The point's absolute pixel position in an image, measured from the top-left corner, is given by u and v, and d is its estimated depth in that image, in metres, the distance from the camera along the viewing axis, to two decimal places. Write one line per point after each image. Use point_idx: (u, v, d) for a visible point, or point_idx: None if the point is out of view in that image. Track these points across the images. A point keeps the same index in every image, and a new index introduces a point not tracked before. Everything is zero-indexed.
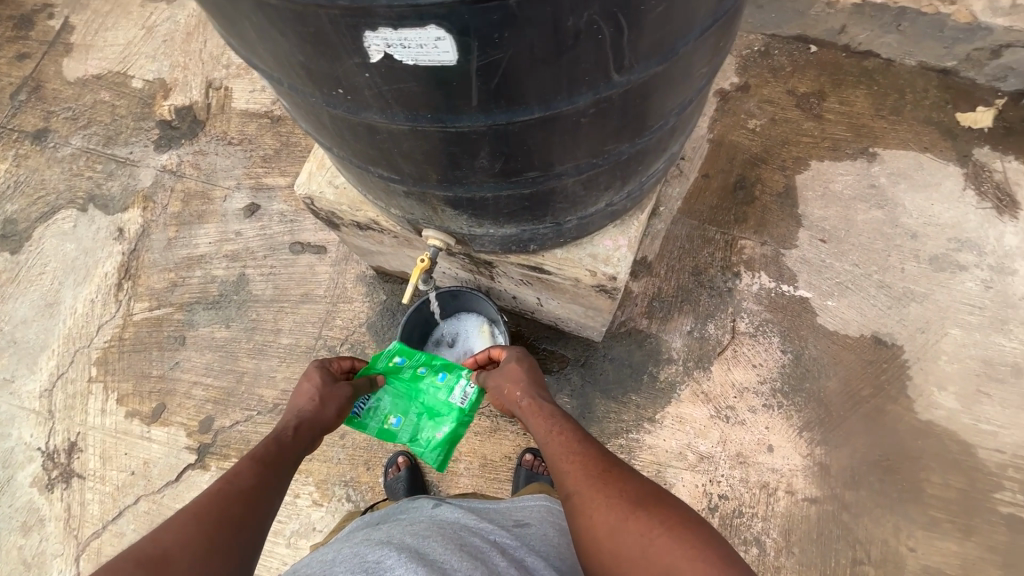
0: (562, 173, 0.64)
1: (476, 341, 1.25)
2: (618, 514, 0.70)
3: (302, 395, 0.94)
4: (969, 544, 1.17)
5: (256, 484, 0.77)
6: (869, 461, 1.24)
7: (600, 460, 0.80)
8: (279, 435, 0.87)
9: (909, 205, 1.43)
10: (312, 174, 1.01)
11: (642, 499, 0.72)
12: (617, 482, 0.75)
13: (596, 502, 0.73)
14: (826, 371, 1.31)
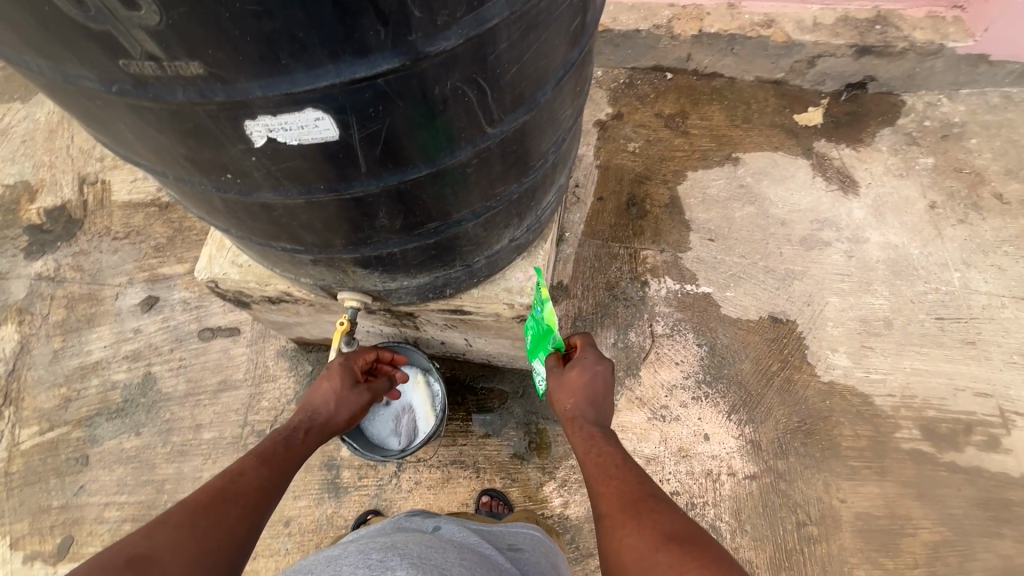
0: (461, 219, 0.69)
1: (410, 391, 1.28)
2: (647, 542, 0.72)
3: (319, 396, 1.00)
4: (886, 483, 1.31)
5: (257, 484, 0.80)
6: (791, 429, 1.36)
7: (638, 492, 0.82)
8: (288, 436, 0.92)
9: (774, 197, 1.63)
10: (213, 257, 0.98)
11: (675, 533, 0.72)
12: (650, 514, 0.76)
13: (628, 526, 0.75)
14: (738, 355, 1.44)
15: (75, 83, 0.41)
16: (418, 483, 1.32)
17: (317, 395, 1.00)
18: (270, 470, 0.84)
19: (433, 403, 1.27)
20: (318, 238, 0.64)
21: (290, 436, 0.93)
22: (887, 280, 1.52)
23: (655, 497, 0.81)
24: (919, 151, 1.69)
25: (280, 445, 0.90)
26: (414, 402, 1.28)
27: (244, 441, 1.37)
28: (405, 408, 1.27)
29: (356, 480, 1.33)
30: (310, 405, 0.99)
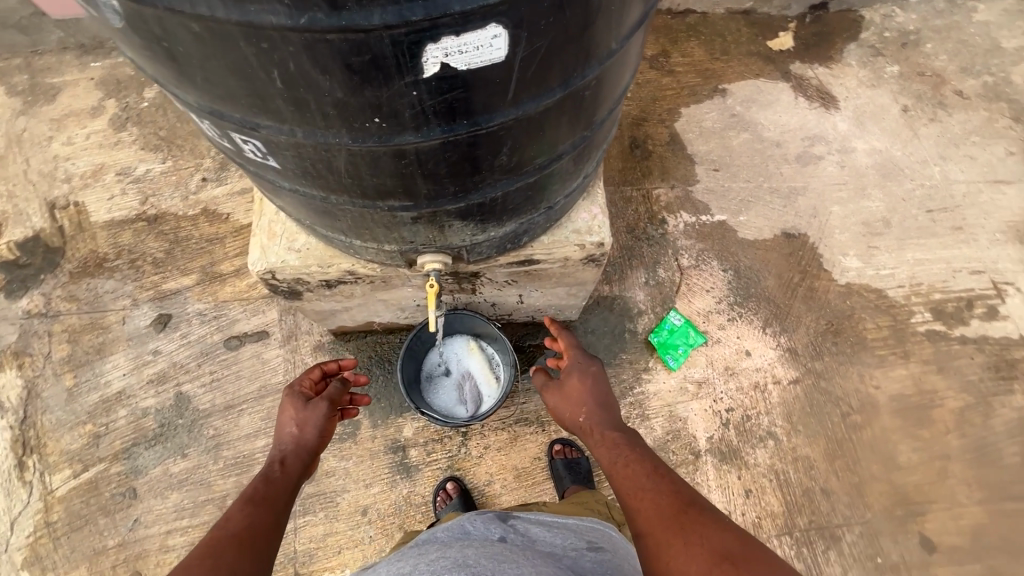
0: (562, 153, 0.69)
1: (466, 358, 1.28)
2: (698, 563, 0.66)
3: (284, 420, 0.91)
4: (911, 364, 1.43)
5: (247, 525, 0.72)
6: (821, 331, 1.45)
7: (676, 503, 0.76)
8: (267, 473, 0.84)
9: (764, 121, 1.70)
10: (266, 247, 0.94)
11: (729, 550, 0.67)
12: (697, 527, 0.71)
13: (674, 547, 0.69)
14: (762, 273, 1.51)
15: (248, 23, 0.38)
16: (487, 447, 1.32)
17: (281, 424, 0.91)
18: (261, 508, 0.76)
19: (491, 365, 1.28)
20: (435, 189, 0.63)
21: (267, 473, 0.83)
22: (878, 183, 1.63)
23: (698, 507, 0.75)
24: (884, 61, 1.80)
25: (258, 485, 0.80)
26: (472, 369, 1.27)
27: None
28: (464, 375, 1.26)
29: (424, 457, 1.32)
30: (278, 435, 0.90)
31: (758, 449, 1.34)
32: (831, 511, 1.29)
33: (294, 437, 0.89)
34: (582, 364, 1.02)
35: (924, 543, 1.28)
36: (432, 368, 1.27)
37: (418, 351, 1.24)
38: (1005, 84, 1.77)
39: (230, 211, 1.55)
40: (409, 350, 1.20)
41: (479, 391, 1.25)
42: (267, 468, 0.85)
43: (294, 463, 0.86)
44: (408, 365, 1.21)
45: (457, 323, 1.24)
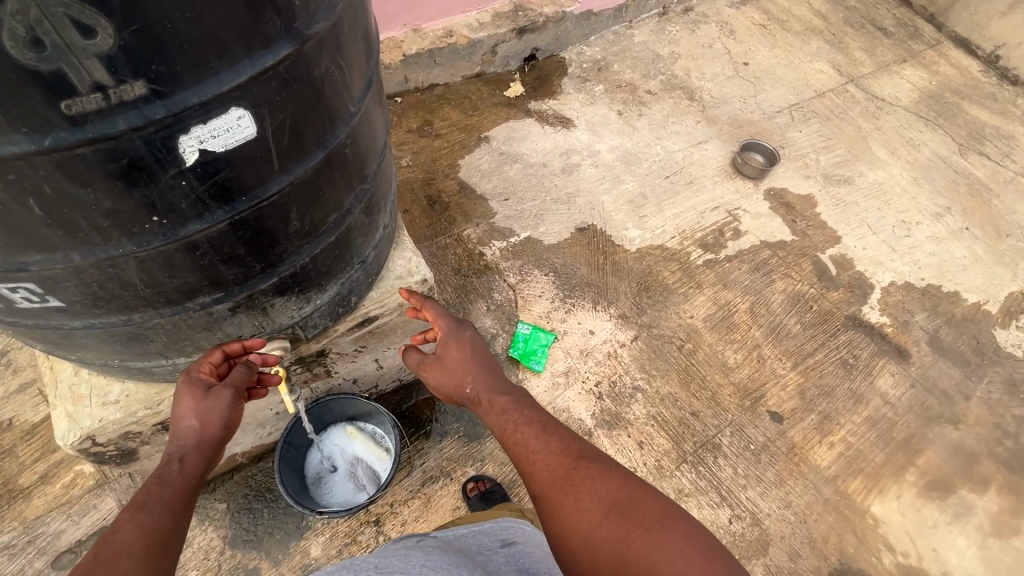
0: (350, 208, 0.78)
1: (348, 445, 1.24)
2: (590, 517, 0.75)
3: (180, 410, 0.71)
4: (705, 289, 1.78)
5: (138, 538, 0.58)
6: (636, 292, 1.73)
7: (566, 461, 0.83)
8: (161, 474, 0.67)
9: (527, 151, 2.03)
10: (74, 413, 0.85)
11: (616, 499, 0.76)
12: (585, 482, 0.79)
13: (568, 506, 0.78)
14: (575, 265, 1.76)
15: None
16: (405, 522, 1.28)
17: (178, 412, 0.71)
18: (153, 515, 0.61)
19: (376, 440, 1.26)
20: (241, 271, 0.67)
21: (159, 475, 0.67)
22: (626, 169, 2.04)
23: (585, 460, 0.83)
24: (592, 84, 2.29)
25: (150, 489, 0.65)
26: (358, 451, 1.24)
27: None
28: (352, 460, 1.23)
29: None
30: (173, 427, 0.71)
31: (633, 404, 1.53)
32: (705, 426, 1.52)
33: (196, 431, 0.71)
34: (455, 340, 1.00)
35: (773, 417, 1.57)
36: (316, 468, 1.21)
37: (293, 458, 1.17)
38: (674, 78, 2.38)
39: (12, 414, 1.31)
40: (282, 462, 1.14)
41: (374, 468, 1.22)
42: (162, 468, 0.68)
43: (195, 461, 0.70)
44: (287, 476, 1.14)
45: (324, 415, 1.21)
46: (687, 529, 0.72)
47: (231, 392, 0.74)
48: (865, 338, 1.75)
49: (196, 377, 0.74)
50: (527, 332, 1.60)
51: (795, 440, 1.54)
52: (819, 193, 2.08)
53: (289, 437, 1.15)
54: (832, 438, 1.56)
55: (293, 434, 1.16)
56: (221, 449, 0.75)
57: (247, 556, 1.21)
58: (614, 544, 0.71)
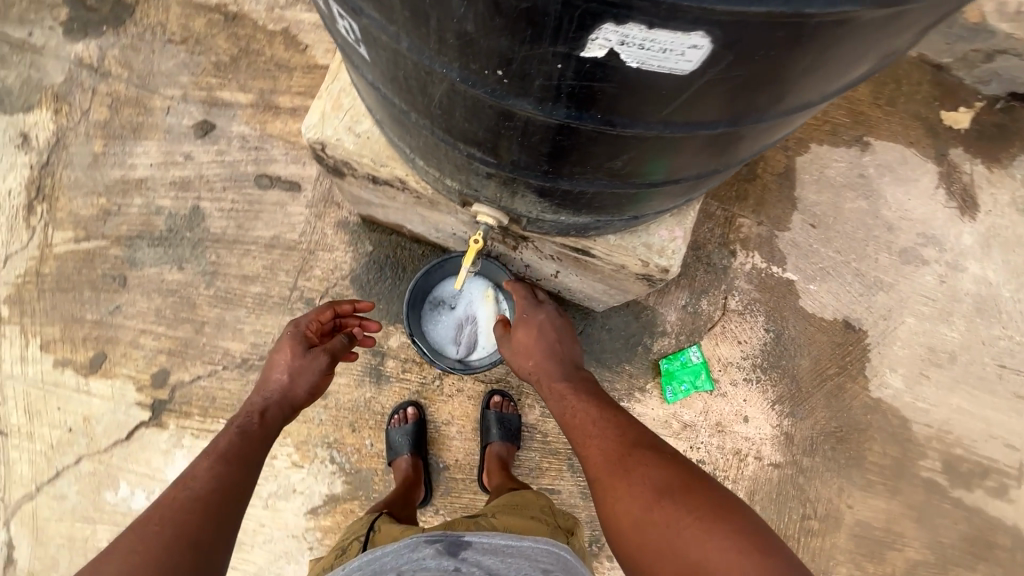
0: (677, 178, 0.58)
1: (476, 303, 1.22)
2: (640, 502, 0.69)
3: (275, 366, 0.94)
4: (894, 501, 1.37)
5: (214, 483, 0.73)
6: (826, 432, 1.38)
7: (621, 448, 0.78)
8: (247, 419, 0.87)
9: (890, 197, 1.51)
10: (326, 115, 0.86)
11: (668, 484, 0.70)
12: (640, 465, 0.74)
13: (620, 490, 0.72)
14: (802, 350, 1.41)
15: None
16: (459, 390, 1.33)
17: (273, 368, 0.93)
18: (226, 461, 0.77)
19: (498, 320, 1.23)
20: (526, 163, 0.53)
21: (248, 418, 0.87)
22: (968, 315, 1.46)
23: (641, 442, 0.78)
24: None
25: (235, 434, 0.83)
26: (480, 316, 1.23)
27: (292, 306, 1.33)
28: (472, 317, 1.22)
29: (399, 372, 1.31)
30: (267, 380, 0.92)
31: None
32: None
33: (283, 384, 0.92)
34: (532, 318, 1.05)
35: None
36: (441, 297, 1.21)
37: (431, 276, 1.17)
38: None
39: (309, 43, 1.42)
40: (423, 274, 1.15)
41: (480, 339, 1.23)
42: (249, 412, 0.88)
43: (274, 415, 0.89)
44: (418, 289, 1.16)
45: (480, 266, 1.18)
46: (750, 525, 0.64)
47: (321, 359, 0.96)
48: None
49: (296, 341, 0.95)
50: (691, 361, 1.37)
51: None
52: None
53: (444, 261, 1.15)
54: None
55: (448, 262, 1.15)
56: (297, 406, 0.94)
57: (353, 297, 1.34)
58: (664, 532, 0.65)
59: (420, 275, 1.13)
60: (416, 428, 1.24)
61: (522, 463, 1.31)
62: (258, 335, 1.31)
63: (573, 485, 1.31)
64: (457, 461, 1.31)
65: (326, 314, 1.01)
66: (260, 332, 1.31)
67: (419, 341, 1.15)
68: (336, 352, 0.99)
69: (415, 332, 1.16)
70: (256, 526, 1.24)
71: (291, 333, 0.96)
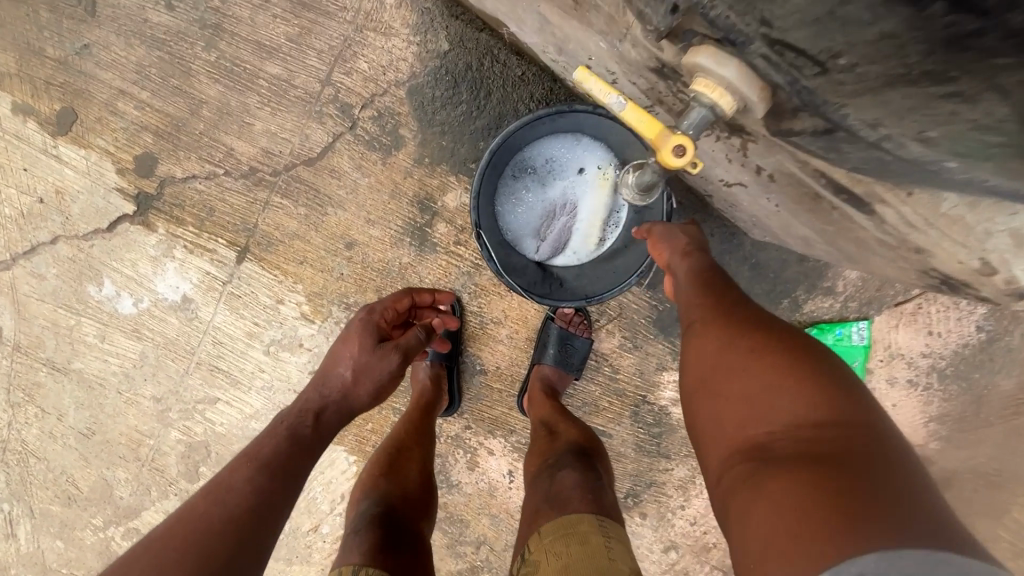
0: None
1: (585, 185, 0.84)
2: (723, 334, 0.53)
3: (340, 357, 0.73)
4: None
5: (247, 503, 0.56)
6: (978, 472, 1.03)
7: (732, 295, 0.58)
8: (297, 417, 0.68)
9: None
10: None
11: (768, 328, 0.52)
12: (733, 307, 0.56)
13: (704, 323, 0.56)
14: (1011, 368, 0.97)
15: None
16: None
17: (337, 358, 0.73)
18: (264, 469, 0.59)
19: (608, 219, 0.85)
20: None
21: (297, 416, 0.68)
22: None
23: (732, 289, 0.59)
24: None
25: (280, 437, 0.64)
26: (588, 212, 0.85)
27: (321, 109, 0.92)
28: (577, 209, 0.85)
29: (450, 242, 0.96)
30: (327, 371, 0.72)
31: None
32: None
33: (346, 380, 0.72)
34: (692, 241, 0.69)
35: None
36: (541, 172, 0.84)
37: (529, 132, 0.80)
38: None
39: None
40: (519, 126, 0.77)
41: (574, 239, 0.85)
42: (301, 406, 0.69)
43: (332, 419, 0.69)
44: (505, 149, 0.79)
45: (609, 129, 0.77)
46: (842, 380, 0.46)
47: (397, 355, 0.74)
48: None
49: (369, 325, 0.76)
50: (848, 340, 0.96)
51: None
52: None
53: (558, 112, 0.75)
54: None
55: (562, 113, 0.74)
56: (359, 412, 0.73)
57: (409, 118, 0.91)
58: (725, 371, 0.51)
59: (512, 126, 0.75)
60: (444, 333, 0.98)
61: (577, 393, 1.03)
62: (271, 140, 0.94)
63: (630, 434, 1.05)
64: (496, 368, 1.03)
65: (403, 304, 0.83)
66: (274, 135, 0.94)
67: (489, 229, 0.82)
68: (413, 346, 0.77)
69: (488, 216, 0.82)
70: (254, 371, 1.05)
71: (363, 322, 0.77)
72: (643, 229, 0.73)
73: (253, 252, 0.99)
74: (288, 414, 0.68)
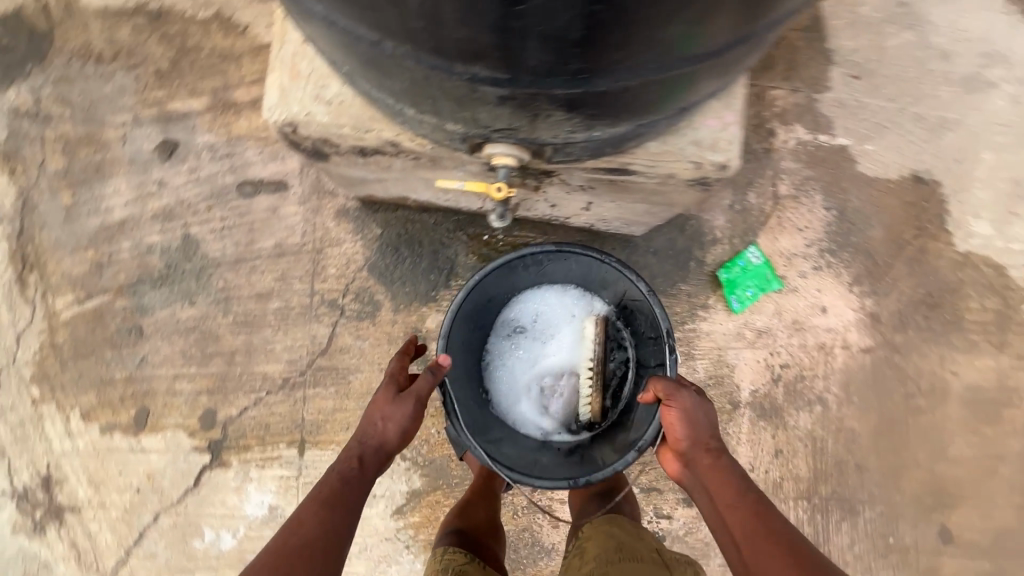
0: (734, 45, 0.46)
1: (570, 324, 1.20)
2: (765, 550, 0.74)
3: (371, 409, 0.89)
4: (1003, 356, 1.26)
5: (318, 530, 0.76)
6: (914, 301, 1.25)
7: (763, 512, 0.80)
8: (345, 464, 0.85)
9: (938, 20, 1.29)
10: (286, 89, 0.74)
11: (796, 550, 0.74)
12: (764, 524, 0.78)
13: (750, 531, 0.77)
14: (871, 221, 1.26)
15: None
16: None
17: (368, 415, 0.89)
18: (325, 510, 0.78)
19: (594, 359, 1.18)
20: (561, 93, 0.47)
21: (346, 463, 0.85)
22: None
23: (755, 498, 0.82)
24: None
25: (335, 480, 0.83)
26: (569, 376, 1.19)
27: (316, 313, 1.24)
28: (555, 382, 1.19)
29: None
30: (364, 424, 0.89)
31: (803, 412, 1.24)
32: (859, 486, 1.24)
33: (379, 434, 0.87)
34: (692, 403, 0.90)
35: (942, 531, 1.24)
36: (547, 317, 1.20)
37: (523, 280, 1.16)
38: None
39: (249, 22, 1.26)
40: (530, 272, 1.15)
41: (563, 366, 1.20)
42: (346, 457, 0.86)
43: (372, 463, 0.86)
44: (519, 280, 1.16)
45: (636, 301, 1.10)
46: None
47: (412, 402, 0.88)
48: None
49: (398, 366, 0.94)
50: (751, 263, 1.24)
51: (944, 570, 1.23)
52: None
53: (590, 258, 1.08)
54: None
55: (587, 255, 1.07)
56: (396, 451, 0.89)
57: (377, 287, 1.24)
58: None
59: (518, 262, 1.10)
60: None
61: None
62: (291, 351, 1.24)
63: None
64: None
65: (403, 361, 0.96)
66: (292, 347, 1.24)
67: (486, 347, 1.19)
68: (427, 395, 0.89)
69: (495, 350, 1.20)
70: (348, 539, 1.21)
71: (384, 380, 0.92)
72: (669, 390, 0.91)
73: (310, 440, 1.22)
74: (336, 471, 0.84)
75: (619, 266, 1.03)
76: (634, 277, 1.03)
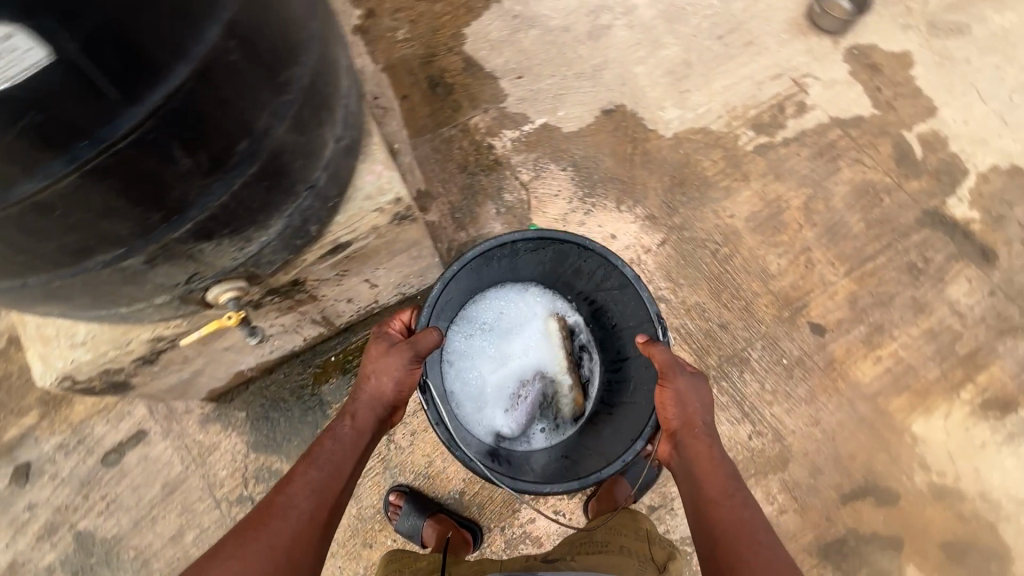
0: (267, 129, 0.62)
1: (535, 326, 1.42)
2: (732, 512, 0.95)
3: (371, 366, 1.06)
4: (753, 182, 1.52)
5: (316, 479, 0.94)
6: (667, 188, 1.51)
7: (734, 486, 1.00)
8: (343, 420, 1.03)
9: (546, 11, 1.67)
10: (47, 354, 0.85)
11: (750, 514, 0.95)
12: (733, 494, 0.98)
13: (721, 498, 0.97)
14: (599, 157, 1.53)
15: None
16: (414, 432, 1.32)
17: (369, 369, 1.05)
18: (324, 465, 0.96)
19: (564, 360, 1.39)
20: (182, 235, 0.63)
21: (346, 419, 1.03)
22: (667, 29, 1.66)
23: (729, 476, 1.01)
24: None
25: (335, 435, 1.00)
26: (539, 376, 1.39)
27: (231, 516, 1.28)
28: (525, 381, 1.39)
29: None
30: (365, 382, 1.05)
31: None
32: (733, 339, 1.41)
33: (375, 392, 1.04)
34: (688, 383, 1.09)
35: (814, 328, 1.42)
36: (514, 315, 1.42)
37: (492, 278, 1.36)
38: None
39: None
40: (505, 259, 1.30)
41: (531, 367, 1.40)
42: (349, 414, 1.03)
43: (363, 418, 1.03)
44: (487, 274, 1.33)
45: (609, 290, 1.26)
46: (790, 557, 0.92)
47: (404, 362, 1.04)
48: (943, 237, 1.50)
49: (394, 347, 1.06)
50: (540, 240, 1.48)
51: (835, 354, 1.40)
52: (918, 50, 1.65)
53: (568, 246, 1.22)
54: (880, 353, 1.42)
55: (565, 241, 1.19)
56: (389, 406, 1.06)
57: (270, 458, 1.31)
58: (736, 537, 0.92)
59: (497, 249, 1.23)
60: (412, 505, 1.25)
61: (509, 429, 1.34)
62: None
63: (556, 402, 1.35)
64: (467, 480, 1.32)
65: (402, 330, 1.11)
66: None
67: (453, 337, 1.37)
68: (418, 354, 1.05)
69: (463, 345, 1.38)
70: None
71: (381, 341, 1.09)
72: (672, 370, 1.09)
73: None
74: (325, 457, 0.97)
75: (605, 251, 1.18)
76: (620, 262, 1.19)
